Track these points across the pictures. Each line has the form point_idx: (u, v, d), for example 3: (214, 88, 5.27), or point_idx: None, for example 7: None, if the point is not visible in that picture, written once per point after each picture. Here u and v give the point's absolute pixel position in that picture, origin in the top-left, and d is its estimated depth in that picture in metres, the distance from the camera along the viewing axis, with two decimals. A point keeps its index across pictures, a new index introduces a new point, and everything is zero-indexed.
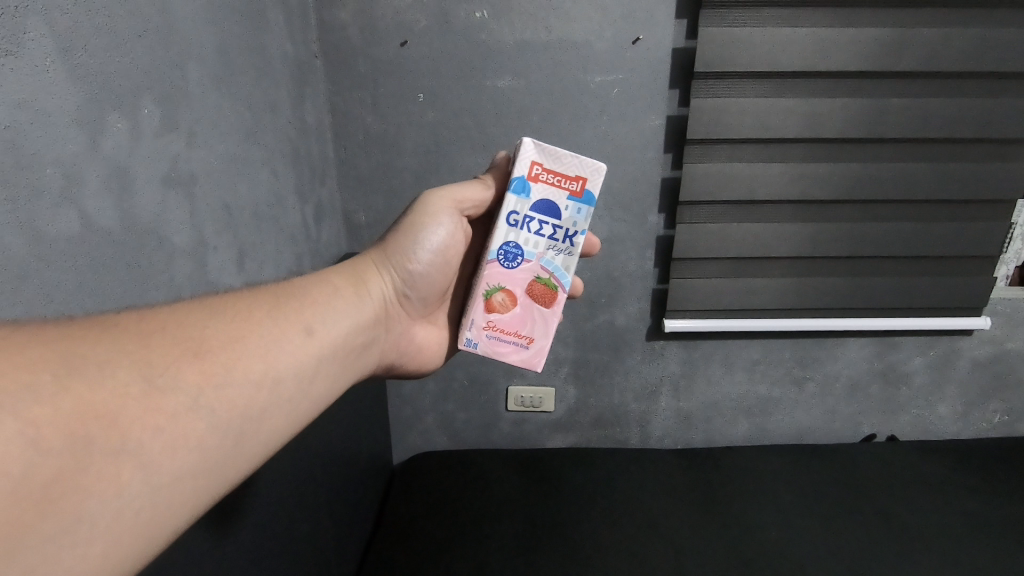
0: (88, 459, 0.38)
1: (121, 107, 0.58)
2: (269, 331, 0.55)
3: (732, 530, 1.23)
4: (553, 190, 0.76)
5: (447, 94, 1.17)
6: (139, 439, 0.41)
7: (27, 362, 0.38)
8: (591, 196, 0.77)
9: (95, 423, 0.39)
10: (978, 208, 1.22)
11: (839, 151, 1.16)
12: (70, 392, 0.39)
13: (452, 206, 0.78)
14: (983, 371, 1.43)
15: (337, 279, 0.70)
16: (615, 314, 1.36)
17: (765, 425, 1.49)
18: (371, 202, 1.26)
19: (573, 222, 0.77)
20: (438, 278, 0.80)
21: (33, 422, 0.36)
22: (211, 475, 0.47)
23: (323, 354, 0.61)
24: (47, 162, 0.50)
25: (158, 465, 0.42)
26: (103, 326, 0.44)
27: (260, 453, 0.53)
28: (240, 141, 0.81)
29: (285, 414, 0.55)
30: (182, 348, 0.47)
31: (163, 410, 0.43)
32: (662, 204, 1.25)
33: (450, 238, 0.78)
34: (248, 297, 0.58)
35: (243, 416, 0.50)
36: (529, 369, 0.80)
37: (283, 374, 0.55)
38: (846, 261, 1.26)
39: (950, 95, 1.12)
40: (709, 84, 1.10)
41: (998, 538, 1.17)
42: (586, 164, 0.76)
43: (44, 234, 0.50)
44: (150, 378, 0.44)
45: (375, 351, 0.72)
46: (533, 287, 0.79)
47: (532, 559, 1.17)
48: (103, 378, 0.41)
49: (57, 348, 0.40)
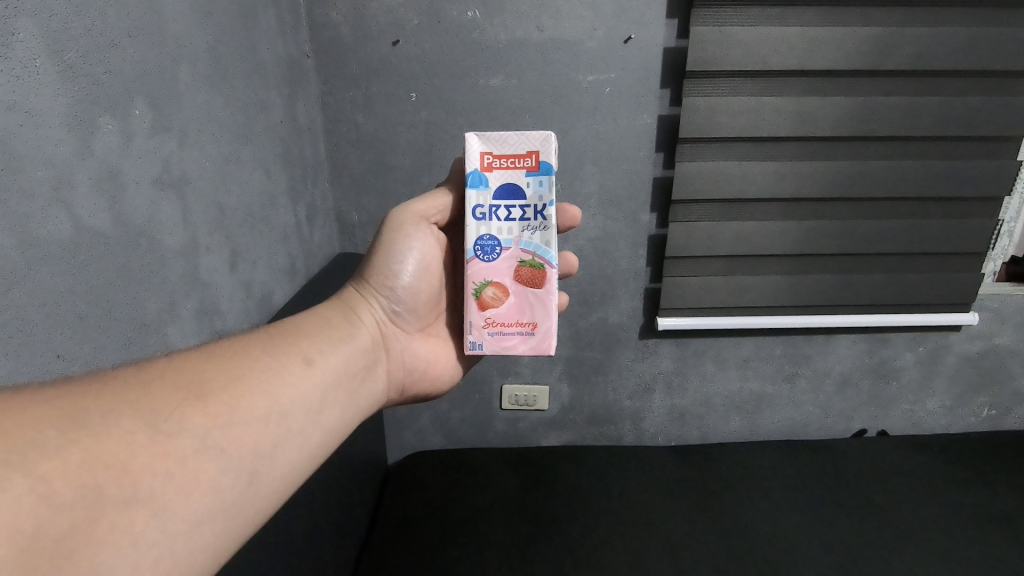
0: (101, 511, 0.38)
1: (112, 108, 0.58)
2: (267, 367, 0.56)
3: (726, 525, 1.24)
4: (511, 173, 0.78)
5: (439, 94, 1.17)
6: (151, 487, 0.41)
7: (33, 421, 0.38)
8: (549, 165, 0.77)
9: (104, 475, 0.39)
10: (966, 205, 1.24)
11: (829, 149, 1.17)
12: (77, 445, 0.39)
13: (418, 219, 0.78)
14: (972, 367, 1.44)
15: (328, 312, 0.70)
16: (608, 312, 1.36)
17: (758, 422, 1.51)
18: (364, 201, 1.26)
19: (539, 197, 0.77)
20: (425, 289, 0.79)
21: (42, 478, 0.36)
22: (228, 515, 0.47)
23: (327, 383, 0.61)
24: (39, 164, 0.49)
25: (173, 510, 0.42)
26: (104, 381, 0.45)
27: (276, 489, 0.53)
28: (233, 142, 0.81)
29: (297, 448, 0.55)
30: (183, 393, 0.47)
31: (172, 454, 0.44)
32: (654, 202, 1.26)
33: (426, 251, 0.78)
34: (240, 337, 0.58)
35: (254, 453, 0.50)
36: (542, 354, 0.80)
37: (289, 407, 0.55)
38: (837, 259, 1.27)
39: (938, 93, 1.14)
40: (700, 83, 1.11)
41: (988, 531, 1.19)
42: (533, 137, 0.77)
43: (37, 237, 0.49)
44: (154, 425, 0.44)
45: (382, 377, 0.72)
46: (520, 272, 0.79)
47: (528, 557, 1.17)
48: (108, 429, 0.41)
49: (58, 404, 0.40)
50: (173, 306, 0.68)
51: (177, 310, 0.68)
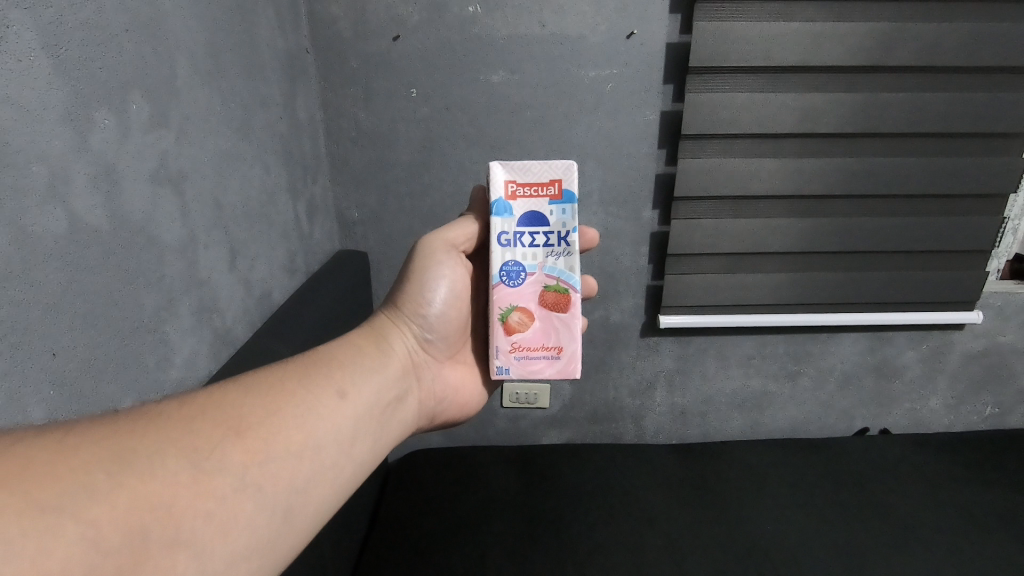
0: (146, 553, 0.39)
1: (110, 103, 0.57)
2: (302, 400, 0.56)
3: (727, 525, 1.23)
4: (534, 201, 0.77)
5: (440, 90, 1.16)
6: (192, 527, 0.43)
7: (82, 464, 0.39)
8: (571, 193, 0.77)
9: (150, 517, 0.40)
10: (970, 203, 1.23)
11: (833, 145, 1.16)
12: (124, 487, 0.40)
13: (446, 247, 0.78)
14: (974, 365, 1.44)
15: (359, 338, 0.70)
16: (610, 310, 1.36)
17: (759, 420, 1.50)
18: (364, 198, 1.25)
19: (562, 223, 0.77)
20: (457, 317, 0.79)
21: (92, 523, 0.37)
22: (263, 553, 0.48)
23: (359, 415, 0.61)
24: (34, 158, 0.49)
25: (211, 550, 0.43)
26: (148, 417, 0.46)
27: (309, 524, 0.53)
28: (231, 137, 0.80)
29: (329, 482, 0.56)
30: (222, 430, 0.48)
31: (211, 494, 0.45)
32: (657, 199, 1.25)
33: (457, 280, 0.78)
34: (276, 367, 0.59)
35: (288, 490, 0.51)
36: (568, 376, 0.80)
37: (323, 441, 0.56)
38: (841, 256, 1.27)
39: (944, 90, 1.13)
40: (703, 79, 1.10)
41: (990, 530, 1.18)
42: (555, 166, 0.77)
43: (32, 233, 0.49)
44: (196, 463, 0.45)
45: (413, 404, 0.73)
46: (545, 296, 0.78)
47: (528, 556, 1.17)
48: (153, 468, 0.42)
49: (106, 446, 0.42)
50: (172, 302, 0.67)
51: (176, 308, 0.68)
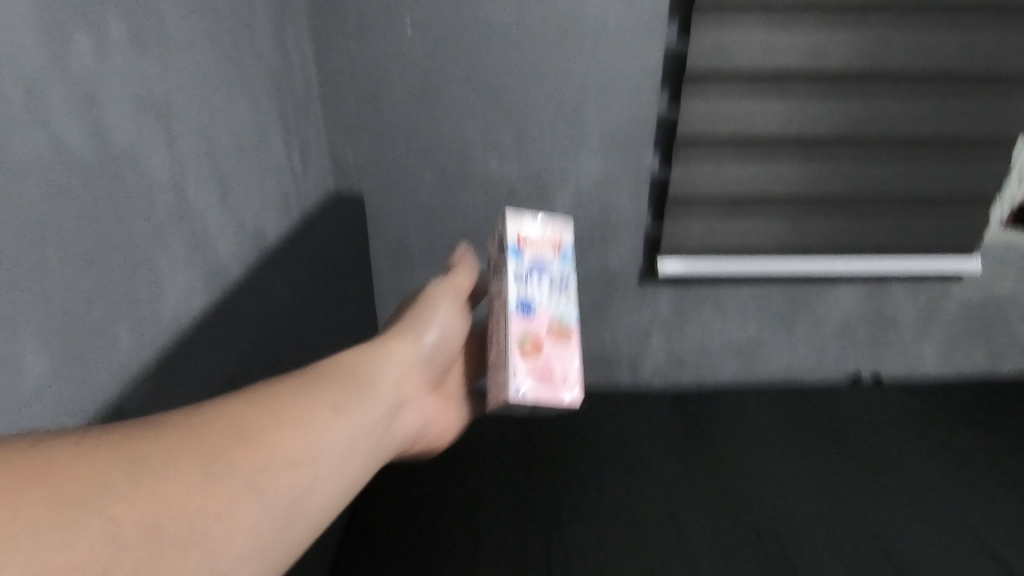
0: (159, 550, 0.43)
1: (86, 22, 0.55)
2: (304, 412, 0.60)
3: (715, 469, 1.26)
4: (541, 249, 0.83)
5: (436, 24, 1.12)
6: (204, 528, 0.46)
7: (100, 467, 0.43)
8: (568, 252, 0.85)
9: (164, 514, 0.44)
10: (979, 149, 1.20)
11: (840, 87, 1.13)
12: (138, 488, 0.44)
13: (449, 292, 0.91)
14: (969, 314, 1.44)
15: (359, 352, 0.76)
16: (608, 256, 1.35)
17: (754, 366, 1.51)
18: (360, 139, 1.22)
19: (563, 273, 0.83)
20: (445, 349, 0.89)
21: (111, 519, 0.41)
22: (268, 556, 0.51)
23: (357, 432, 0.65)
24: (7, 74, 0.47)
25: (219, 552, 0.47)
26: (162, 422, 0.50)
27: (311, 529, 0.57)
28: (218, 68, 0.78)
29: (328, 492, 0.59)
30: (232, 434, 0.52)
31: (221, 495, 0.48)
32: (659, 142, 1.22)
33: (451, 313, 0.89)
34: (280, 378, 0.63)
35: (292, 497, 0.54)
36: (577, 401, 0.77)
37: (324, 451, 0.59)
38: (844, 203, 1.25)
39: (960, 27, 1.08)
40: (711, 13, 1.06)
41: (966, 477, 1.22)
42: (556, 223, 0.85)
43: (10, 153, 0.48)
44: (207, 468, 0.48)
45: (404, 414, 0.77)
46: (554, 330, 0.79)
47: (519, 496, 1.21)
48: (165, 470, 0.46)
49: (124, 446, 0.45)
50: (162, 235, 0.66)
51: (167, 241, 0.67)
